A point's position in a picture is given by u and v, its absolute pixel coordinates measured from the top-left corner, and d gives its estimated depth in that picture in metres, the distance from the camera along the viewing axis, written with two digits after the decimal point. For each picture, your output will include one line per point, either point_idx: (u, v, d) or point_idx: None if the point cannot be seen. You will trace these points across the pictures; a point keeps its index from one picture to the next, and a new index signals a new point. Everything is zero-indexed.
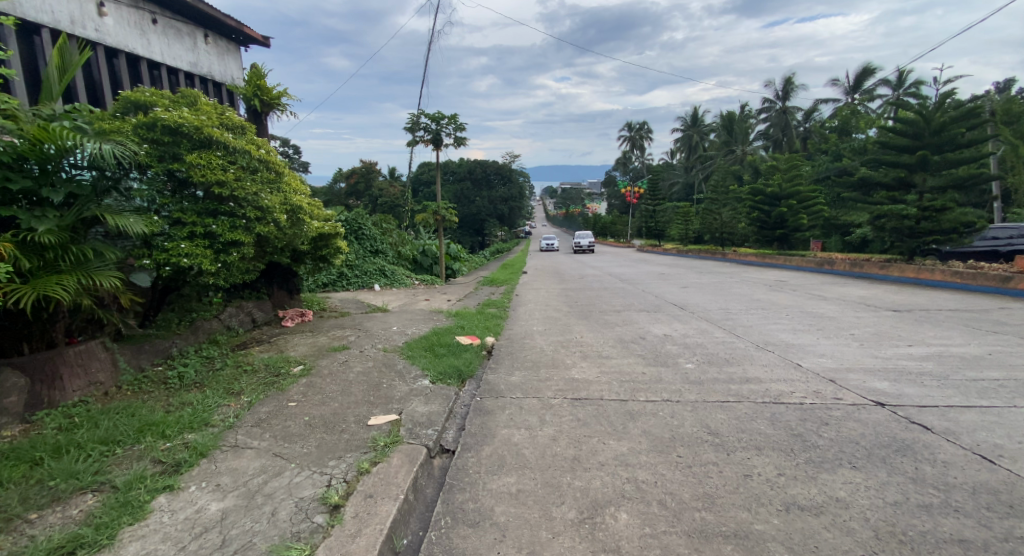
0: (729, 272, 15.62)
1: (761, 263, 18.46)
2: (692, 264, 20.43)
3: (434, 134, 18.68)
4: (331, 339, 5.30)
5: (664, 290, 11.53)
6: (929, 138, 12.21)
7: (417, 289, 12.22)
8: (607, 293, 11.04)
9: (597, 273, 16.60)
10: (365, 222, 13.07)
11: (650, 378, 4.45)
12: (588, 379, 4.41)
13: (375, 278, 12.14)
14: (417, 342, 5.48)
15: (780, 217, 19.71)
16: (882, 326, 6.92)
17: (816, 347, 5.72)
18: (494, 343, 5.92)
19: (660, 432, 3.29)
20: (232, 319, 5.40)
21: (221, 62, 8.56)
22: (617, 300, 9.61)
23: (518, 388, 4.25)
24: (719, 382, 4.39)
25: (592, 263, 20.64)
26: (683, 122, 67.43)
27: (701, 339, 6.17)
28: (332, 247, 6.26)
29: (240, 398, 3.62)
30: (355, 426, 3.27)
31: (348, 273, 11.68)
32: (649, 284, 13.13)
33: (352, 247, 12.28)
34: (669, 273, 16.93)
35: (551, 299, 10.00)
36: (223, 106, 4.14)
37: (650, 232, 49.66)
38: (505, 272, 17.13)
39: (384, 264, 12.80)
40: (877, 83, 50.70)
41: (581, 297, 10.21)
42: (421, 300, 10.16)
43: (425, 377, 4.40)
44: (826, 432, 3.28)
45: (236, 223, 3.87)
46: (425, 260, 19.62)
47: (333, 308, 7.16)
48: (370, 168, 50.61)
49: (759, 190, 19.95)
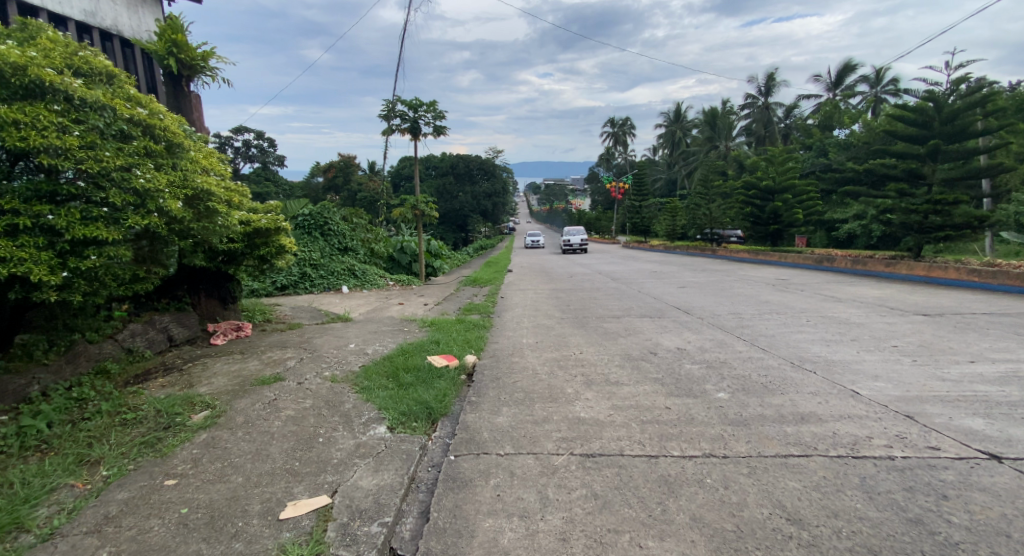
0: (725, 270, 14.74)
1: (755, 260, 17.68)
2: (683, 261, 19.56)
3: (411, 123, 17.41)
4: (264, 365, 4.12)
5: (662, 291, 10.53)
6: (939, 128, 11.36)
7: (391, 291, 11.02)
8: (602, 294, 9.99)
9: (587, 272, 15.59)
10: (333, 217, 11.83)
11: (678, 417, 3.41)
12: (599, 421, 3.34)
13: (343, 278, 10.94)
14: (378, 367, 4.34)
15: (774, 212, 18.94)
16: (923, 335, 5.99)
17: (864, 365, 4.74)
18: (475, 363, 4.81)
19: (717, 521, 2.23)
20: (136, 339, 4.23)
21: (131, 14, 7.22)
22: (613, 303, 8.59)
23: (507, 436, 3.15)
24: (766, 421, 3.37)
25: (581, 261, 19.66)
26: (667, 117, 66.95)
27: (723, 354, 5.15)
28: (272, 244, 5.05)
29: (89, 475, 2.45)
30: (257, 524, 2.13)
31: (311, 273, 10.48)
32: (645, 283, 12.16)
33: (316, 245, 11.07)
34: (662, 270, 16.02)
35: (540, 303, 8.92)
36: (78, 49, 3.11)
37: (635, 229, 48.95)
38: (488, 270, 16.01)
39: (354, 263, 11.58)
40: (859, 79, 50.62)
41: (573, 300, 9.16)
42: (393, 305, 8.96)
43: (381, 423, 3.27)
44: (953, 516, 2.27)
45: (92, 212, 2.76)
46: (403, 258, 18.41)
47: (281, 320, 5.95)
48: (347, 162, 48.79)
49: (752, 184, 19.16)
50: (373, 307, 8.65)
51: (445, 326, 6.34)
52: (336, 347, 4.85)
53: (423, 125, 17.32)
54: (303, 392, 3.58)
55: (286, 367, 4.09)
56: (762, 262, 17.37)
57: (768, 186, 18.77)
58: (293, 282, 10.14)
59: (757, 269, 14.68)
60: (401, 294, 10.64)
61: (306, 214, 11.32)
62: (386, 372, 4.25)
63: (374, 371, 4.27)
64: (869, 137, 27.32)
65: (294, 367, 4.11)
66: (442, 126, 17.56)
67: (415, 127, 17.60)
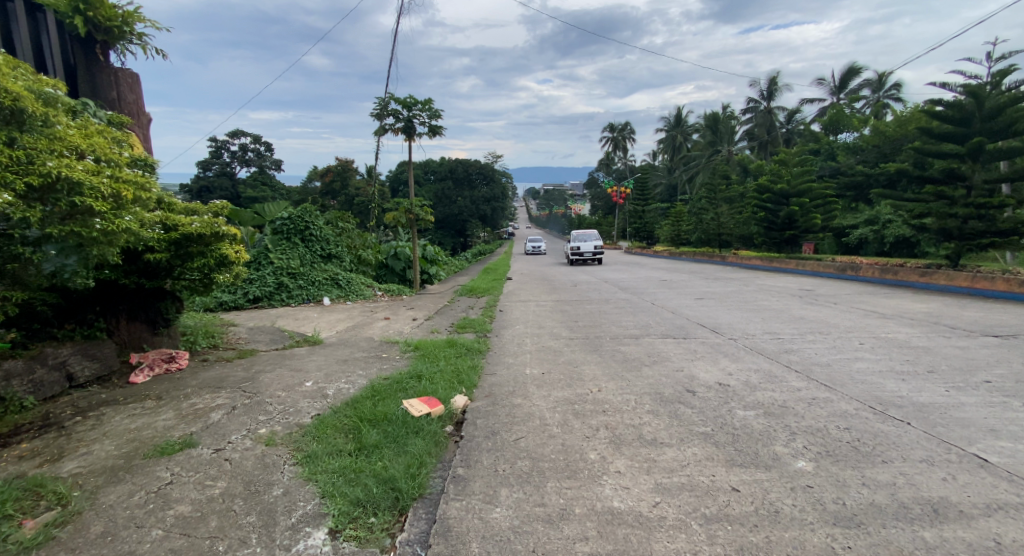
0: (741, 279, 13.72)
1: (770, 267, 16.69)
2: (692, 268, 18.54)
3: (406, 122, 16.40)
4: (179, 420, 3.04)
5: (678, 303, 9.48)
6: (979, 126, 10.42)
7: (379, 302, 9.97)
8: (614, 307, 8.94)
9: (593, 280, 14.55)
10: (318, 220, 10.77)
11: (755, 508, 2.36)
12: (642, 517, 2.28)
13: (325, 288, 9.88)
14: (337, 420, 3.29)
15: (788, 217, 17.92)
16: (1011, 363, 4.94)
17: (965, 410, 3.69)
18: (465, 408, 3.75)
19: None
20: (12, 381, 3.15)
21: None
22: (627, 319, 7.58)
23: (508, 547, 2.09)
24: (884, 517, 2.31)
25: (584, 268, 18.68)
26: (667, 122, 66.34)
27: (777, 393, 4.09)
28: (212, 254, 3.99)
29: None
30: None
31: (290, 283, 9.43)
32: (657, 294, 11.14)
33: (297, 251, 10.01)
34: (672, 279, 15.02)
35: (545, 317, 7.88)
36: None
37: (637, 234, 47.98)
38: (488, 279, 14.99)
39: (340, 271, 10.52)
40: (863, 83, 49.83)
41: (581, 314, 8.15)
42: (377, 321, 7.90)
43: (322, 523, 2.21)
44: None
45: None
46: (397, 265, 17.42)
47: (231, 347, 4.86)
48: (344, 166, 47.79)
49: (766, 187, 18.17)
50: (352, 325, 7.58)
51: (433, 351, 5.28)
52: (287, 386, 3.76)
53: (418, 124, 16.34)
54: (216, 471, 2.50)
55: (207, 423, 3.01)
56: (777, 270, 16.35)
57: (782, 190, 17.76)
58: (268, 294, 9.10)
59: (775, 278, 13.66)
60: (389, 306, 9.55)
61: (287, 217, 10.27)
62: (345, 427, 3.20)
63: (331, 424, 3.23)
64: (881, 140, 26.35)
65: (218, 423, 3.02)
66: (440, 125, 16.57)
67: (411, 127, 16.60)
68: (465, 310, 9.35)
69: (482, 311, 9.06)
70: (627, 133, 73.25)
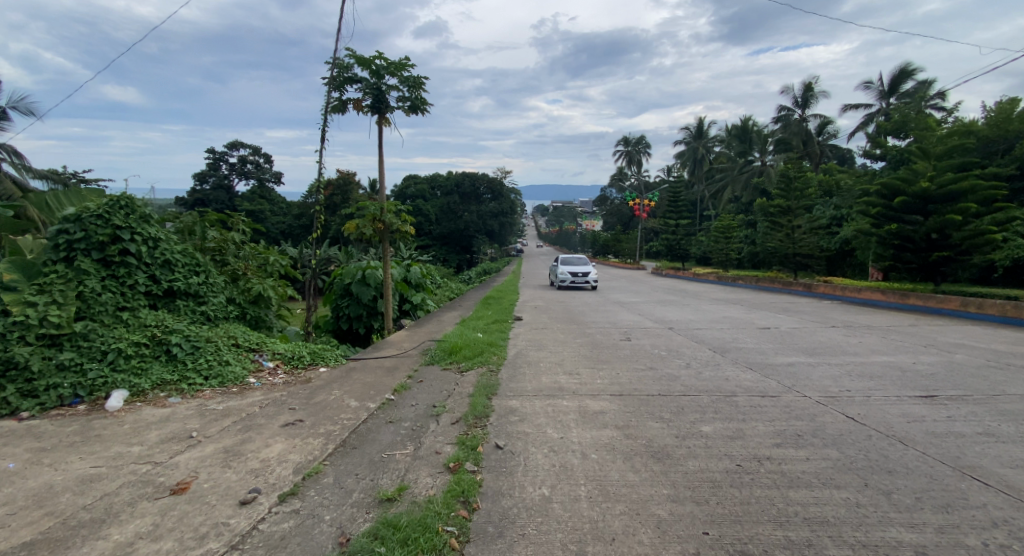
0: (897, 331, 8.44)
1: (903, 306, 11.31)
2: (775, 302, 13.26)
3: (372, 90, 11.31)
4: None
5: (907, 415, 4.18)
6: None
7: (250, 397, 4.73)
8: (779, 440, 3.60)
9: (651, 327, 9.24)
10: (150, 221, 5.50)
11: None
12: None
13: (131, 365, 4.64)
14: None
15: (931, 235, 11.36)
16: None
17: None
18: None
19: None
20: None
21: None
22: (922, 549, 2.27)
23: None
24: None
25: (623, 303, 13.61)
26: (690, 133, 61.50)
27: None
28: None
29: None
30: None
31: (33, 361, 4.18)
32: (798, 368, 5.90)
33: (83, 285, 4.74)
34: (770, 323, 9.79)
35: (635, 516, 2.56)
36: None
37: (667, 252, 42.47)
38: (486, 321, 9.88)
39: (184, 323, 5.27)
40: (917, 85, 43.91)
41: (721, 484, 2.92)
42: (122, 521, 2.63)
43: None
44: None
45: None
46: (365, 293, 12.88)
47: None
48: (345, 178, 42.39)
49: (883, 194, 11.92)
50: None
51: None
52: None
53: (393, 98, 11.39)
54: None
55: None
56: (919, 310, 10.91)
57: (910, 199, 11.37)
58: None
59: (952, 329, 8.36)
60: (255, 414, 4.29)
61: (70, 215, 4.99)
62: None
63: None
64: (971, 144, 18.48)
65: None
66: (423, 99, 11.55)
67: (381, 100, 11.53)
68: (421, 428, 4.03)
69: (459, 435, 3.78)
70: (644, 147, 68.49)
